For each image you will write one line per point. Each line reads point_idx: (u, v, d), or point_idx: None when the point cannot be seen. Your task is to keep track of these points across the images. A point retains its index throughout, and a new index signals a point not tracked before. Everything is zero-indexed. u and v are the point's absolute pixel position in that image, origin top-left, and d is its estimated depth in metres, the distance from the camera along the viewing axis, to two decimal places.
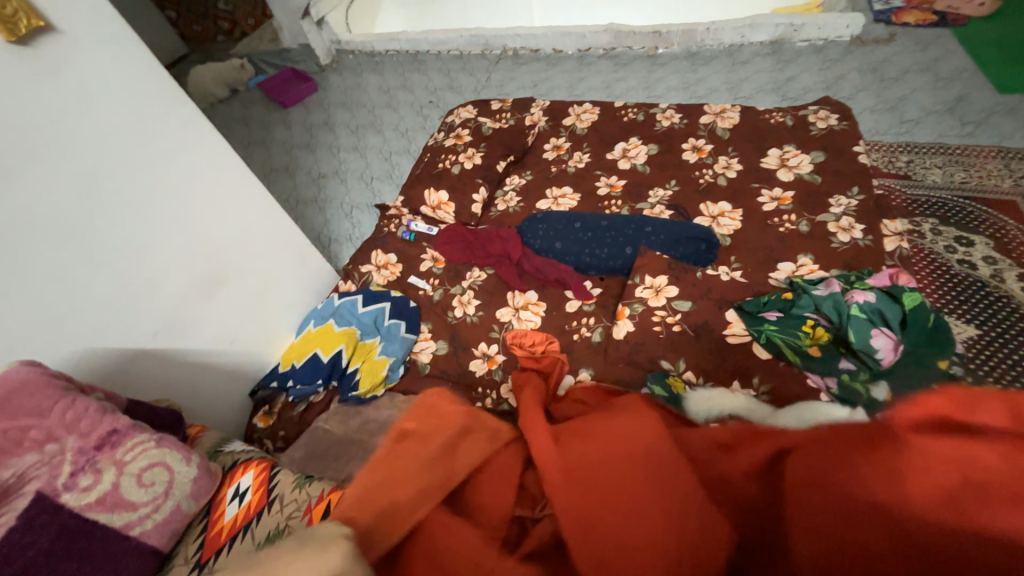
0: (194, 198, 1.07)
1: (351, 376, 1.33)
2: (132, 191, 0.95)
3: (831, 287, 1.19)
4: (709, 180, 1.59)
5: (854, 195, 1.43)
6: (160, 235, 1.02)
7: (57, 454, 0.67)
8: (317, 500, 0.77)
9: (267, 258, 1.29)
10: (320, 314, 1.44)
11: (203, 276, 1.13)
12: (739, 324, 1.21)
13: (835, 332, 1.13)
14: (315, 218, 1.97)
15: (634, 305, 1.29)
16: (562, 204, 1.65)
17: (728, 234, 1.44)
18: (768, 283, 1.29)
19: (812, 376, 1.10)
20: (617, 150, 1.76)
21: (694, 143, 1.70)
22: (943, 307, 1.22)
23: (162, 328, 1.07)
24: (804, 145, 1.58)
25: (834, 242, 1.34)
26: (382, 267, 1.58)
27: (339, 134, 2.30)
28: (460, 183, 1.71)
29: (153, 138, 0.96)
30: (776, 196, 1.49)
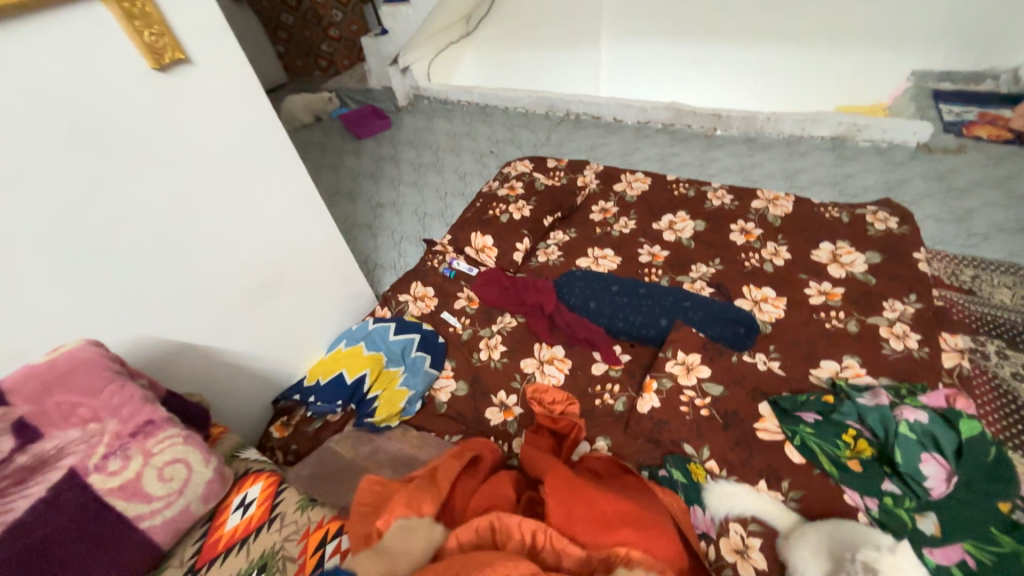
0: (264, 213, 1.17)
1: (370, 402, 1.35)
2: (215, 202, 1.06)
3: (879, 398, 1.11)
4: (754, 264, 1.57)
5: (911, 302, 1.36)
6: (228, 244, 1.12)
7: (96, 434, 0.71)
8: (315, 525, 0.78)
9: (315, 277, 1.38)
10: (353, 336, 1.48)
11: (256, 284, 1.21)
12: (772, 420, 1.14)
13: (879, 448, 1.05)
14: (366, 242, 2.09)
15: (663, 379, 1.25)
16: (602, 265, 1.67)
17: (769, 321, 1.40)
18: (808, 380, 1.23)
19: (850, 492, 1.01)
20: (664, 221, 1.78)
21: (743, 225, 1.70)
22: (1006, 439, 1.11)
23: (210, 326, 1.14)
24: (858, 244, 1.55)
25: (886, 349, 1.27)
26: (419, 299, 1.64)
27: (402, 169, 2.47)
28: (506, 231, 1.78)
29: (243, 158, 1.08)
30: (825, 290, 1.45)
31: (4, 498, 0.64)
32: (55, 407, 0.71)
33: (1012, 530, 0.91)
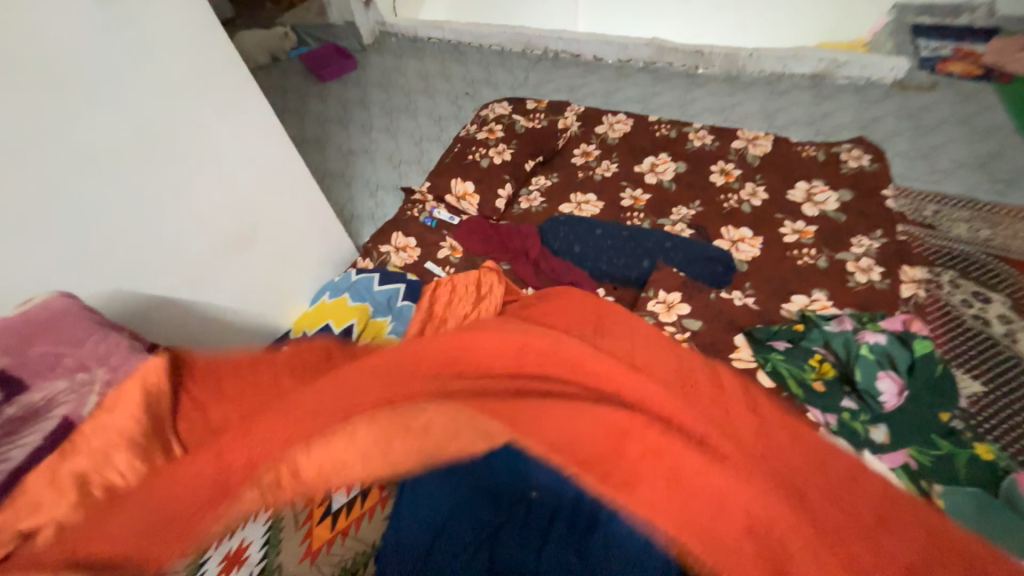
0: (240, 156, 1.11)
1: None
2: (182, 147, 1.00)
3: (843, 325, 1.20)
4: (732, 205, 1.60)
5: (877, 237, 1.43)
6: (199, 190, 1.06)
7: (86, 384, 0.70)
8: None
9: (292, 225, 1.33)
10: (336, 287, 1.46)
11: (231, 234, 1.17)
12: (746, 349, 1.22)
13: (841, 368, 1.14)
14: (340, 192, 2.01)
15: (644, 318, 1.30)
16: (585, 209, 1.67)
17: (745, 260, 1.45)
18: (779, 313, 1.30)
19: (812, 410, 1.09)
20: (645, 163, 1.77)
21: (723, 166, 1.71)
22: (951, 358, 1.21)
23: (186, 279, 1.10)
24: (831, 182, 1.59)
25: (851, 282, 1.35)
26: (401, 249, 1.61)
27: (373, 114, 2.33)
28: (487, 177, 1.73)
29: (205, 99, 1.00)
30: (798, 229, 1.49)
31: None
32: (38, 357, 0.68)
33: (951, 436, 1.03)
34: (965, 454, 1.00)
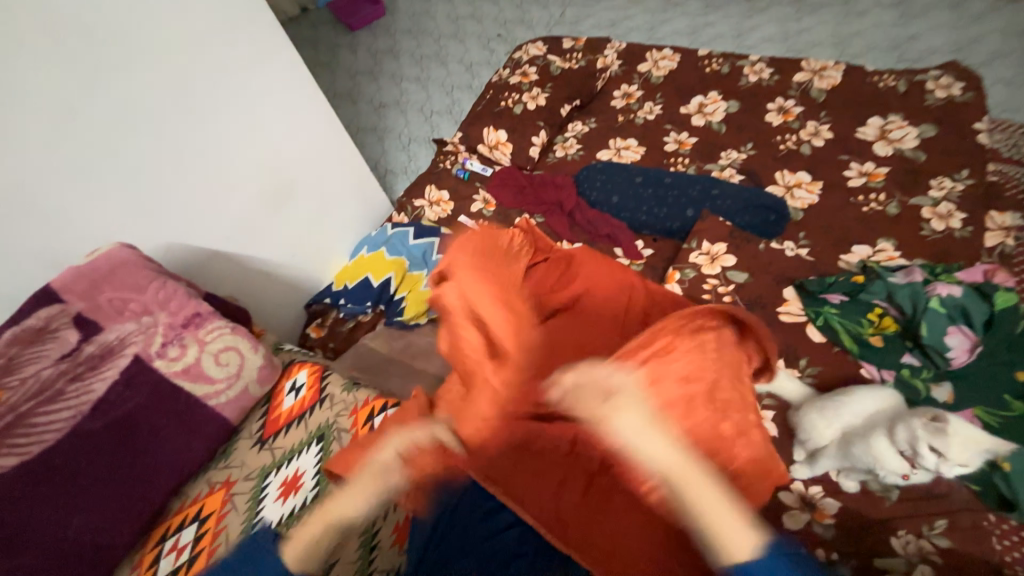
0: (271, 108, 1.14)
1: (398, 303, 1.38)
2: (217, 99, 1.03)
3: (911, 276, 1.09)
4: (790, 146, 1.45)
5: (962, 178, 1.26)
6: (237, 143, 1.09)
7: (152, 326, 0.73)
8: (363, 403, 0.84)
9: (328, 180, 1.36)
10: (374, 242, 1.49)
11: (270, 188, 1.20)
12: (796, 303, 1.14)
13: (904, 324, 1.05)
14: (374, 146, 2.01)
15: (686, 270, 1.24)
16: (624, 156, 1.57)
17: (801, 207, 1.33)
18: (836, 265, 1.20)
19: (867, 366, 1.03)
20: (693, 103, 1.63)
21: (781, 103, 1.54)
22: None
23: (234, 233, 1.14)
24: (912, 117, 1.40)
25: (925, 230, 1.21)
26: (435, 203, 1.60)
27: (403, 64, 2.26)
28: (521, 124, 1.66)
29: (232, 49, 1.02)
30: (866, 171, 1.34)
31: (83, 381, 0.68)
32: (108, 302, 0.72)
33: None
34: None
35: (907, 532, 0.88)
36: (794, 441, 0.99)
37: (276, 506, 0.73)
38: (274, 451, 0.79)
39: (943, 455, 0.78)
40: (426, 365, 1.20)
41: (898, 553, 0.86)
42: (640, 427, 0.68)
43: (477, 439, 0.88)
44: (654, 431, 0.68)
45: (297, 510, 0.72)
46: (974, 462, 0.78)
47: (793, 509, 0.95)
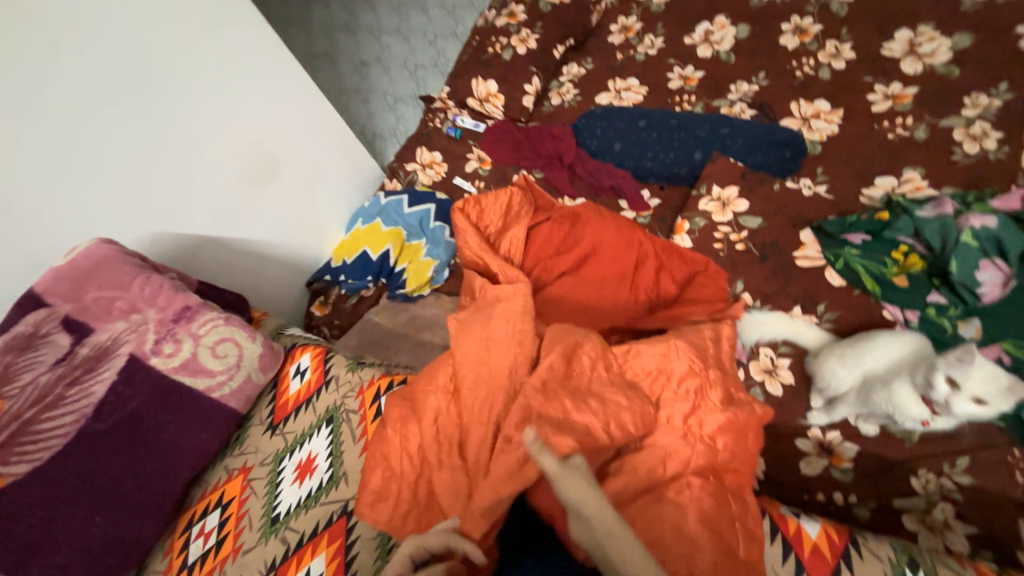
0: (239, 77, 1.05)
1: (399, 274, 1.34)
2: (177, 72, 0.95)
3: (942, 208, 1.02)
4: (807, 72, 1.32)
5: (1001, 92, 1.14)
6: (209, 119, 1.02)
7: (142, 323, 0.72)
8: (368, 383, 0.83)
9: (312, 151, 1.29)
10: (368, 213, 1.44)
11: (251, 165, 1.14)
12: (813, 246, 1.08)
13: (932, 260, 1.00)
14: (359, 110, 1.90)
15: (695, 219, 1.17)
16: (625, 98, 1.46)
17: (820, 140, 1.22)
18: (857, 201, 1.12)
19: (890, 307, 0.98)
20: (699, 32, 1.48)
21: (797, 22, 1.39)
22: None
23: (220, 216, 1.10)
24: (945, 25, 1.25)
25: (957, 154, 1.11)
26: (427, 166, 1.52)
27: (381, 14, 2.09)
28: (511, 72, 1.53)
29: (184, 13, 0.93)
30: (892, 93, 1.22)
31: (82, 384, 0.68)
32: (94, 302, 0.72)
33: None
34: None
35: (929, 471, 0.86)
36: (811, 390, 0.96)
37: (294, 488, 0.74)
38: (286, 435, 0.80)
39: (958, 385, 0.77)
40: (433, 336, 1.19)
41: (918, 492, 0.86)
42: (582, 487, 0.59)
43: (468, 419, 0.72)
44: (594, 495, 0.59)
45: (313, 492, 0.73)
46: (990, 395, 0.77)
47: (810, 455, 0.93)
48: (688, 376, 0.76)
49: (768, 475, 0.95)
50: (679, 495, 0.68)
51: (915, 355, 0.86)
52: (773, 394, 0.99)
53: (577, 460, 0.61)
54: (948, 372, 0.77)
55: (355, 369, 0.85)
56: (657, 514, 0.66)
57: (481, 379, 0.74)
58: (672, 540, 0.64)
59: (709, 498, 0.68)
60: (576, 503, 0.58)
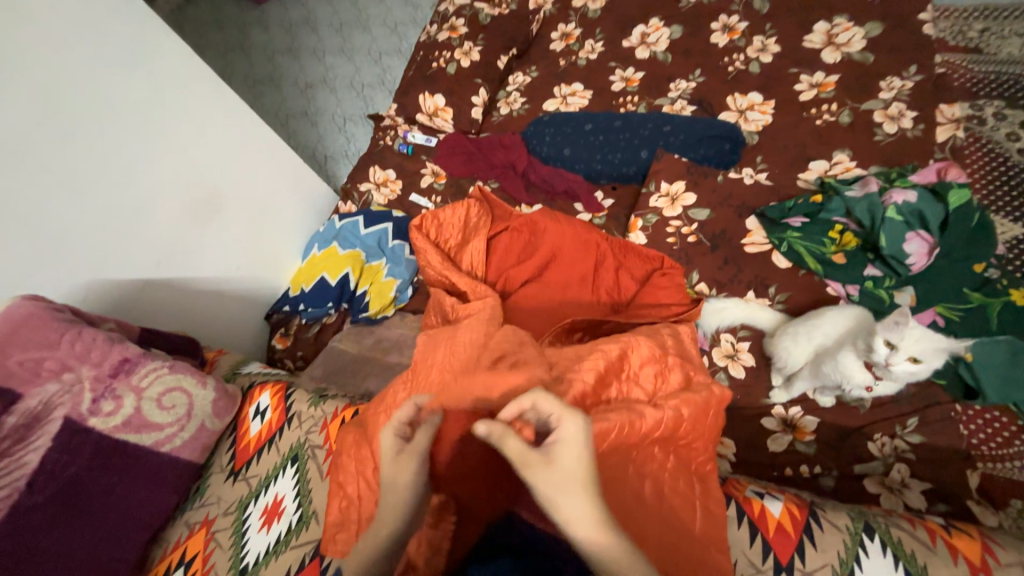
0: (170, 110, 1.01)
1: (361, 298, 1.31)
2: (101, 113, 0.90)
3: (868, 186, 1.09)
4: (739, 67, 1.38)
5: (911, 76, 1.23)
6: (142, 158, 0.97)
7: (75, 382, 0.68)
8: (332, 416, 0.80)
9: (259, 180, 1.25)
10: (323, 238, 1.40)
11: (195, 200, 1.09)
12: (759, 233, 1.13)
13: (864, 237, 1.07)
14: (307, 133, 1.86)
15: (647, 216, 1.20)
16: (572, 103, 1.49)
17: (756, 130, 1.28)
18: (796, 185, 1.18)
19: (833, 284, 1.04)
20: (635, 35, 1.53)
21: (726, 21, 1.46)
22: (991, 204, 1.09)
23: (164, 256, 1.05)
24: (858, 16, 1.34)
25: (879, 135, 1.19)
26: (382, 185, 1.50)
27: (322, 35, 2.06)
28: (457, 85, 1.54)
29: (104, 52, 0.88)
30: (817, 82, 1.29)
31: (11, 457, 0.63)
32: (19, 366, 0.66)
33: (982, 287, 0.97)
34: (998, 304, 0.94)
35: (882, 434, 0.91)
36: (770, 370, 1.00)
37: (262, 536, 0.71)
38: (249, 480, 0.76)
39: (896, 346, 0.82)
40: (400, 357, 1.17)
41: (875, 456, 0.90)
42: (561, 481, 0.50)
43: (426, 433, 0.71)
44: (577, 491, 0.50)
45: (281, 537, 0.70)
46: (926, 355, 0.82)
47: (776, 433, 0.97)
48: (649, 360, 0.77)
49: (740, 457, 0.96)
50: (643, 465, 0.68)
51: (856, 321, 0.92)
52: (736, 377, 1.02)
53: (560, 450, 0.52)
54: (887, 333, 0.82)
55: (316, 403, 0.82)
56: (620, 479, 0.65)
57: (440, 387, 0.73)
58: (630, 505, 0.65)
59: (668, 473, 0.69)
60: (554, 505, 0.50)
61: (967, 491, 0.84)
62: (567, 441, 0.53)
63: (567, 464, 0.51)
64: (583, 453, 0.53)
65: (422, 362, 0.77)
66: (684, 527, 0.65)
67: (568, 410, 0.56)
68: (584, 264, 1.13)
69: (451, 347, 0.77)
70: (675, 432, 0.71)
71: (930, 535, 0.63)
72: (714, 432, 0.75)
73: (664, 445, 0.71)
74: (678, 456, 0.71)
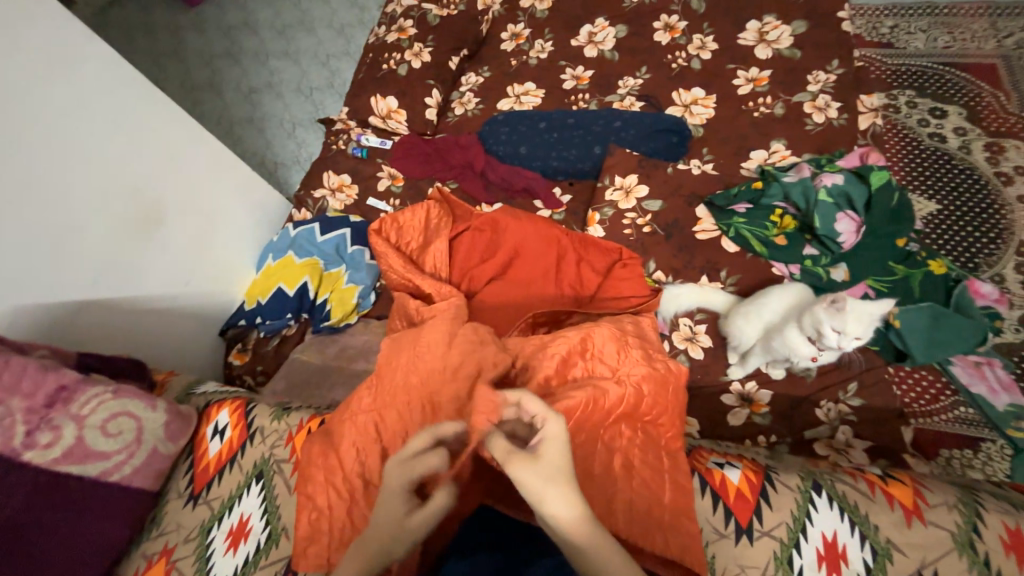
0: (100, 118, 0.94)
1: (322, 307, 1.27)
2: (18, 122, 0.82)
3: (801, 172, 1.17)
4: (682, 64, 1.45)
5: (834, 69, 1.34)
6: (69, 171, 0.90)
7: (5, 416, 0.62)
8: (297, 428, 0.78)
9: (205, 191, 1.19)
10: (278, 248, 1.35)
11: (133, 214, 1.02)
12: (709, 220, 1.19)
13: (801, 219, 1.15)
14: (254, 139, 1.78)
15: (604, 210, 1.24)
16: (526, 102, 1.51)
17: (701, 124, 1.35)
18: (739, 174, 1.25)
19: (777, 265, 1.12)
20: (583, 34, 1.57)
21: (667, 20, 1.52)
22: (909, 184, 1.20)
23: (101, 275, 0.98)
24: (785, 15, 1.43)
25: (809, 124, 1.28)
26: (337, 190, 1.47)
27: (264, 37, 1.98)
28: (409, 86, 1.52)
29: (18, 56, 0.81)
30: (753, 77, 1.38)
31: None
32: None
33: (905, 260, 1.07)
34: (919, 274, 1.04)
35: (828, 401, 0.98)
36: (726, 349, 1.06)
37: (228, 559, 0.68)
38: (211, 503, 0.73)
39: (844, 330, 0.88)
40: (367, 364, 1.14)
41: (822, 421, 0.98)
42: (548, 475, 0.51)
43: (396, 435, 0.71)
44: (562, 485, 0.51)
45: (250, 557, 0.67)
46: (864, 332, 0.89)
47: (734, 408, 1.02)
48: (611, 340, 0.80)
49: (704, 433, 1.01)
50: (611, 442, 0.72)
51: (800, 300, 0.99)
52: (695, 358, 1.08)
53: (546, 447, 0.53)
54: (835, 324, 0.88)
55: (279, 416, 0.79)
56: (588, 458, 0.70)
57: (407, 387, 0.73)
58: (600, 479, 0.69)
59: (637, 449, 0.72)
60: (542, 501, 0.50)
61: (902, 446, 0.93)
62: (552, 438, 0.53)
63: (553, 460, 0.52)
64: (567, 450, 0.53)
65: (387, 365, 0.76)
66: (655, 498, 0.68)
67: (551, 409, 0.56)
68: (546, 258, 1.15)
69: (415, 347, 0.76)
70: (637, 407, 0.75)
71: (870, 485, 0.69)
72: (678, 407, 0.78)
73: (630, 424, 0.74)
74: (645, 432, 0.75)
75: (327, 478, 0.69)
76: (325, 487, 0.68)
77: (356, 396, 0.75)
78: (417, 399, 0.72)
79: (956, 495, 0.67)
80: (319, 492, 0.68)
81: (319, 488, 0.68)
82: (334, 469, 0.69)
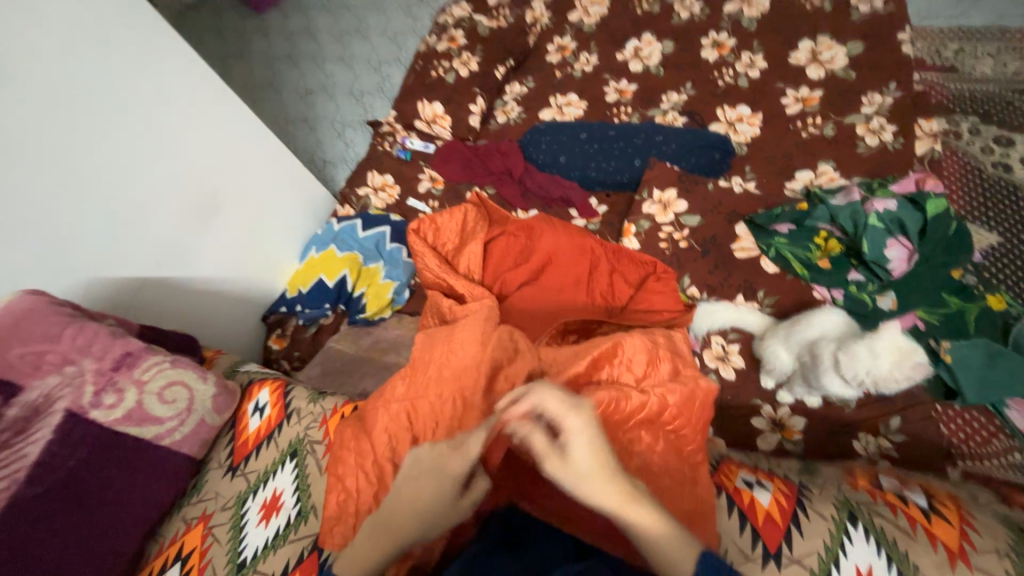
0: (175, 110, 1.02)
1: (358, 299, 1.32)
2: (105, 111, 0.91)
3: (851, 195, 1.13)
4: (729, 81, 1.43)
5: (891, 91, 1.29)
6: (146, 159, 0.99)
7: (77, 375, 0.69)
8: (331, 412, 0.81)
9: (260, 184, 1.27)
10: (321, 241, 1.42)
11: (195, 202, 1.10)
12: (748, 238, 1.17)
13: (848, 243, 1.11)
14: (306, 138, 1.88)
15: (641, 222, 1.24)
16: (567, 113, 1.53)
17: (745, 141, 1.33)
18: (783, 194, 1.23)
19: (818, 289, 1.08)
20: (629, 48, 1.58)
21: (715, 37, 1.51)
22: (969, 215, 1.14)
23: (163, 256, 1.06)
24: (840, 35, 1.40)
25: (861, 147, 1.24)
26: (380, 190, 1.52)
27: (321, 43, 2.09)
28: (455, 93, 1.57)
29: (105, 51, 0.89)
30: (802, 97, 1.35)
31: (12, 448, 0.63)
32: (19, 359, 0.67)
33: (961, 292, 1.01)
34: (975, 308, 0.98)
35: (866, 434, 0.94)
36: (759, 374, 1.02)
37: (260, 530, 0.71)
38: (248, 476, 0.77)
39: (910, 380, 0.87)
40: (397, 358, 1.18)
41: (859, 454, 0.94)
42: (581, 473, 0.60)
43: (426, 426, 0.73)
44: (597, 477, 0.59)
45: (280, 531, 0.70)
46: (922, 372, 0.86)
47: (765, 432, 1.00)
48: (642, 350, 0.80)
49: None
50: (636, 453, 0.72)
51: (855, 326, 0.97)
52: (726, 378, 1.05)
53: (573, 447, 0.61)
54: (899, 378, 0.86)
55: (315, 400, 0.83)
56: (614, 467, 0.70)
57: (439, 381, 0.75)
58: None
59: (666, 463, 0.71)
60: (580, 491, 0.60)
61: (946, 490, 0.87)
62: (575, 436, 0.62)
63: (583, 458, 0.60)
64: (591, 445, 0.62)
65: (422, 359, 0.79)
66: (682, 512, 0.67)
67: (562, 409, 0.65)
68: (580, 267, 1.15)
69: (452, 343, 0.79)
70: (662, 416, 0.74)
71: (911, 524, 0.66)
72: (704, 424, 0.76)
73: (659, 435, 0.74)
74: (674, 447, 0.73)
75: (358, 460, 0.71)
76: (355, 470, 0.71)
77: (391, 385, 0.77)
78: (448, 393, 0.74)
79: (1007, 543, 0.63)
80: (350, 474, 0.71)
81: (350, 469, 0.71)
82: (363, 454, 0.72)
